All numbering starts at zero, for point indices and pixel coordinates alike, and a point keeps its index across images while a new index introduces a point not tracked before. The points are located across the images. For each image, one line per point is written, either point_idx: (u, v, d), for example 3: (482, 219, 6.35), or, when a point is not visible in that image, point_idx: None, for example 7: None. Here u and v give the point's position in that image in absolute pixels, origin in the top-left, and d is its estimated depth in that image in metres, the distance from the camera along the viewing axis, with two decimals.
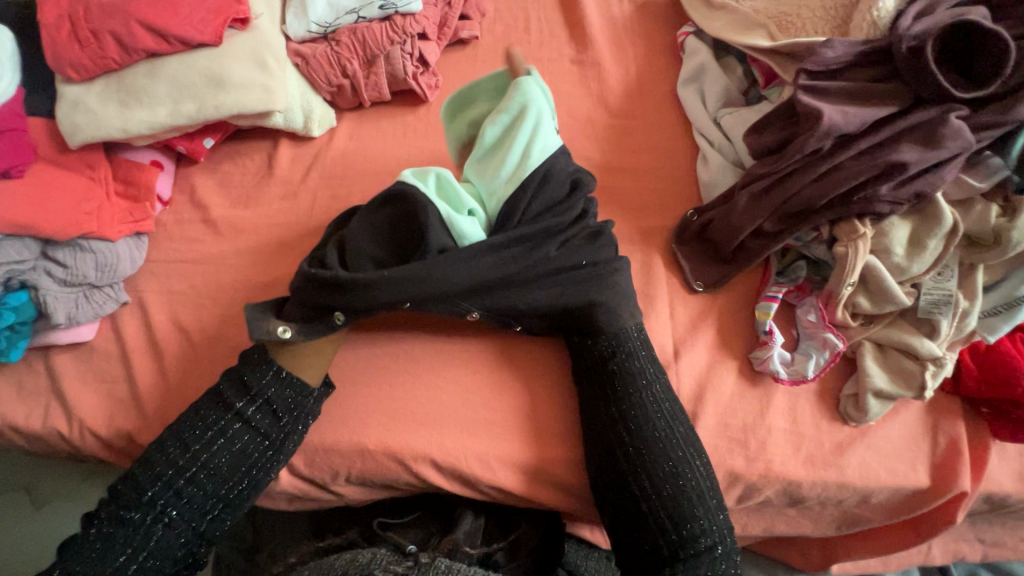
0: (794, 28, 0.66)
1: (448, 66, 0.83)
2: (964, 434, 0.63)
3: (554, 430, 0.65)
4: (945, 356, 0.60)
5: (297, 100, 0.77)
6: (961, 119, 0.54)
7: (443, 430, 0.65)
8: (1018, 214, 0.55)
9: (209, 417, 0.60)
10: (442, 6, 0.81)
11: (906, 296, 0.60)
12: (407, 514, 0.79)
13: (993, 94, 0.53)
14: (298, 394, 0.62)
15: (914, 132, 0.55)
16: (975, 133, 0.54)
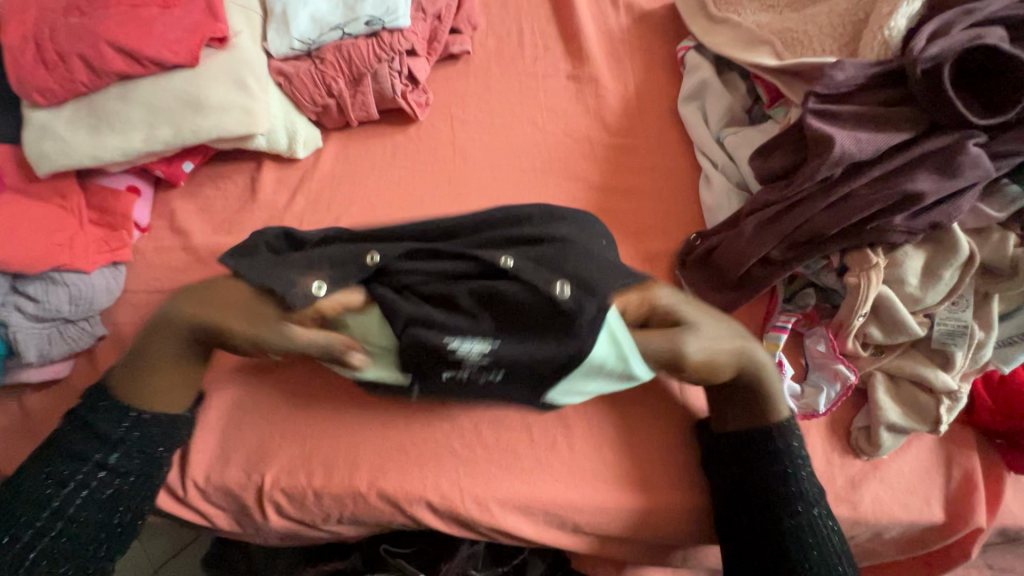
0: (801, 45, 0.63)
1: (439, 83, 0.79)
2: (979, 467, 0.61)
3: (660, 480, 0.61)
4: (959, 389, 0.58)
5: (280, 121, 0.73)
6: (979, 146, 0.51)
7: (459, 474, 0.62)
8: None
9: (65, 468, 0.54)
10: (431, 20, 0.77)
11: (919, 327, 0.58)
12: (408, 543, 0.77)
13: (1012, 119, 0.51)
14: (162, 433, 0.57)
15: (929, 159, 0.52)
16: (994, 161, 0.51)
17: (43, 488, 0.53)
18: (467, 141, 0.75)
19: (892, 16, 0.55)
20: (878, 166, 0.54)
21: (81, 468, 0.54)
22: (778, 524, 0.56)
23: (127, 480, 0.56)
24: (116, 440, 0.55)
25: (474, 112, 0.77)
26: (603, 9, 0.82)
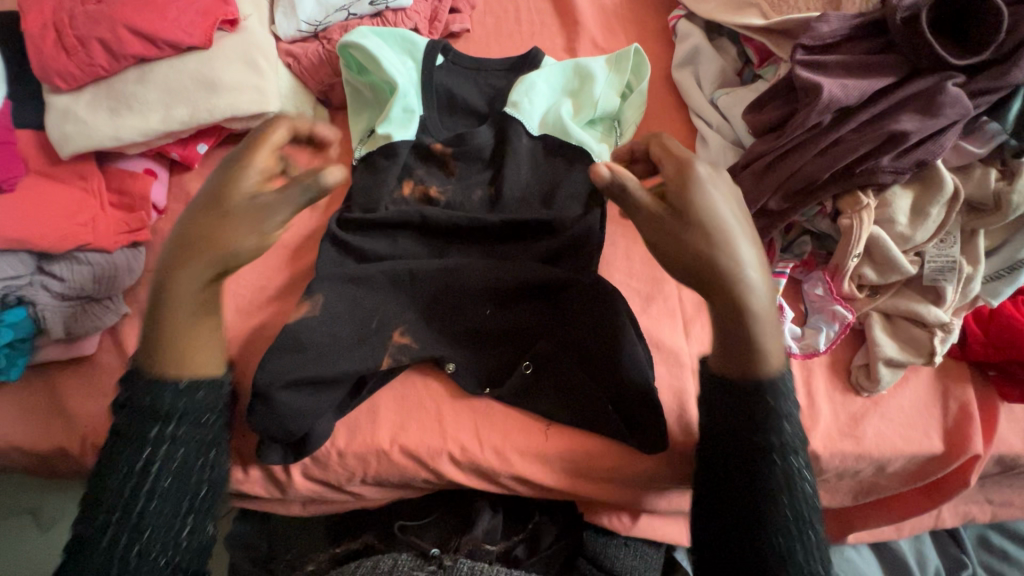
0: (786, 5, 0.66)
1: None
2: (973, 399, 0.64)
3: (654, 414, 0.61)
4: (952, 322, 0.61)
5: (290, 101, 0.76)
6: (958, 87, 0.54)
7: (477, 423, 0.65)
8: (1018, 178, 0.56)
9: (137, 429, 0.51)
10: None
11: (910, 265, 0.61)
12: (424, 517, 0.78)
13: (989, 60, 0.54)
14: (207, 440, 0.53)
15: (912, 102, 0.55)
16: (974, 99, 0.54)
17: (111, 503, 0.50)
18: (469, 115, 0.77)
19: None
20: (866, 109, 0.57)
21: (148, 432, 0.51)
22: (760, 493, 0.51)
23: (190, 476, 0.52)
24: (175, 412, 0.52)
25: None
26: None
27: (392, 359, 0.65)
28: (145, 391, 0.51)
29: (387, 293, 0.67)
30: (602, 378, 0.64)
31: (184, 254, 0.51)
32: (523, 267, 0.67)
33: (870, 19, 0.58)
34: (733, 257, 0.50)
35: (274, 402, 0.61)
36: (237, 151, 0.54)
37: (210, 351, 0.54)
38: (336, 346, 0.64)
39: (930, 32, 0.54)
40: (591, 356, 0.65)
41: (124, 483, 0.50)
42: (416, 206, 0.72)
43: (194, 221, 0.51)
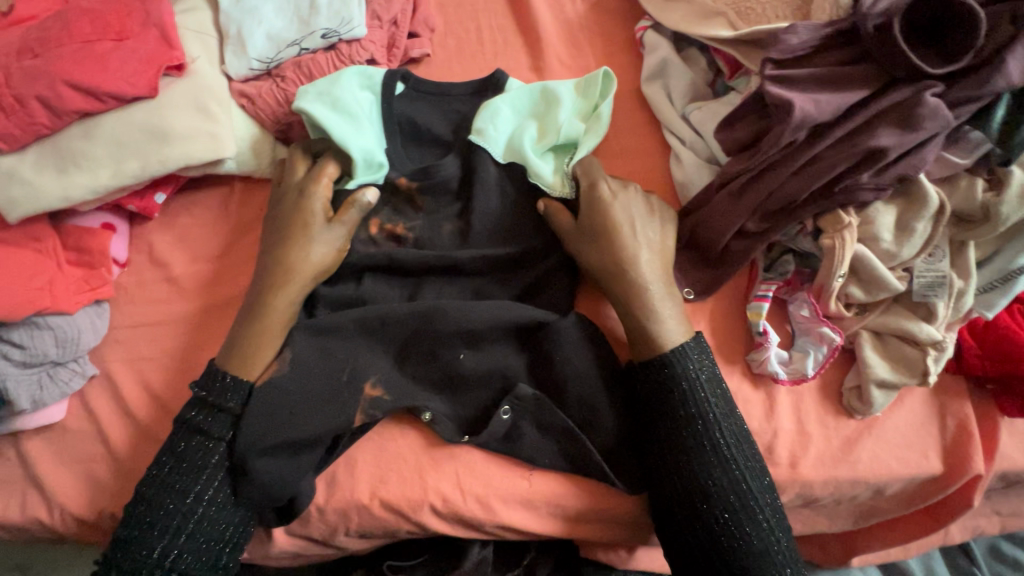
0: (754, 14, 0.63)
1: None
2: (971, 415, 0.62)
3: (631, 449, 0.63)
4: (945, 339, 0.59)
5: (249, 145, 0.73)
6: (937, 96, 0.51)
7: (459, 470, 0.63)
8: (1006, 188, 0.53)
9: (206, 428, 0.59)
10: (388, 27, 0.77)
11: (898, 282, 0.58)
12: (415, 558, 0.75)
13: (968, 67, 0.51)
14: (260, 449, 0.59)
15: (889, 115, 0.52)
16: (954, 110, 0.51)
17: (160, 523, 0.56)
18: (434, 146, 0.74)
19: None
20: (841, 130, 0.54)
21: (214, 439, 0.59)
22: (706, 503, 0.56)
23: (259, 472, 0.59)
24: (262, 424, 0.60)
25: None
26: None
27: (366, 414, 0.62)
28: (221, 387, 0.60)
29: (357, 341, 0.65)
30: (593, 427, 0.62)
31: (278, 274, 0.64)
32: (498, 309, 0.64)
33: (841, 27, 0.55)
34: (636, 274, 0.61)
35: (252, 472, 0.59)
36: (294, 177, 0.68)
37: (271, 351, 0.62)
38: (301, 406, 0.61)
39: (904, 41, 0.51)
40: (579, 398, 0.62)
41: (183, 495, 0.57)
42: (385, 246, 0.70)
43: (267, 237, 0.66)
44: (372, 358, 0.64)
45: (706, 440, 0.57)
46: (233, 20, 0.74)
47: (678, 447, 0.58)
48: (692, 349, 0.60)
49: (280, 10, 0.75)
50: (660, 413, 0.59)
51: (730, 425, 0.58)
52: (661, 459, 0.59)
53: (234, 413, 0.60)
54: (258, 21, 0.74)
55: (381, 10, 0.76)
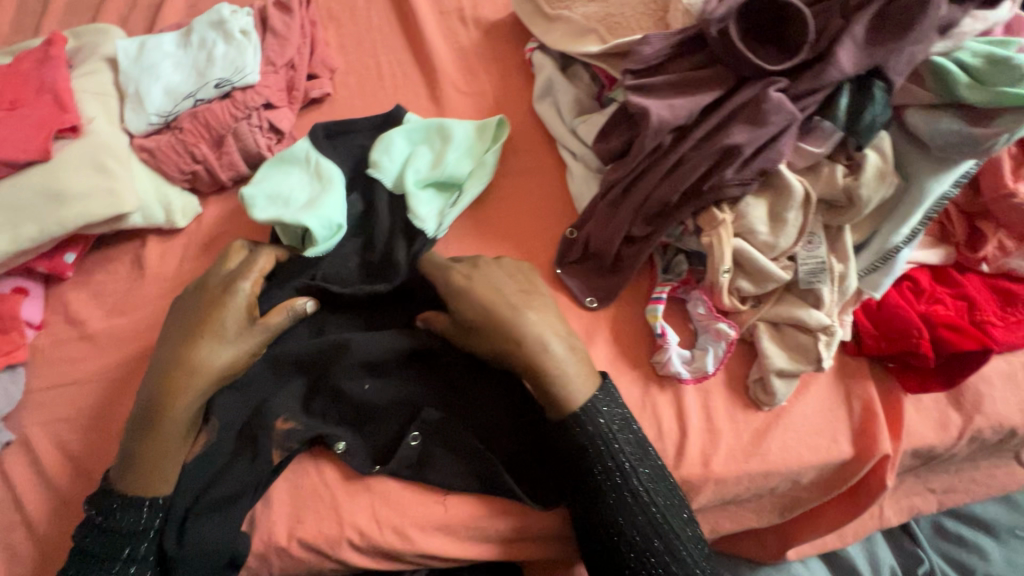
0: (620, 28, 0.66)
1: (306, 130, 0.81)
2: (876, 395, 0.62)
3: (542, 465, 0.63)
4: (835, 324, 0.60)
5: (153, 197, 0.74)
6: (782, 91, 0.53)
7: (374, 500, 0.62)
8: (862, 171, 0.54)
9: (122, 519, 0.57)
10: (285, 71, 0.79)
11: (783, 271, 0.59)
12: None
13: (805, 62, 0.53)
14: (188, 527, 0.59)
15: (741, 113, 0.54)
16: (798, 102, 0.53)
17: None
18: None
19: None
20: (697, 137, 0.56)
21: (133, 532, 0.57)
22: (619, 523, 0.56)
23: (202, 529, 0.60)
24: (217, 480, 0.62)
25: None
26: (452, 28, 0.84)
27: (282, 449, 0.62)
28: (121, 498, 0.58)
29: (271, 379, 0.65)
30: (497, 444, 0.63)
31: (173, 384, 0.60)
32: (395, 338, 0.65)
33: (689, 35, 0.57)
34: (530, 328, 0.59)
35: (183, 551, 0.59)
36: (214, 273, 0.66)
37: (177, 459, 0.60)
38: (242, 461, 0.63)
39: (742, 43, 0.53)
40: (482, 420, 0.63)
41: None
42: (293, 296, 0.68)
43: (169, 347, 0.62)
44: (284, 395, 0.64)
45: (603, 462, 0.57)
46: (131, 78, 0.76)
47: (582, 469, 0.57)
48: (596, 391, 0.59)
49: (177, 65, 0.77)
50: (563, 441, 0.58)
51: (629, 440, 0.58)
52: (569, 478, 0.59)
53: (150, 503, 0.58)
54: (155, 78, 0.76)
55: (276, 55, 0.79)
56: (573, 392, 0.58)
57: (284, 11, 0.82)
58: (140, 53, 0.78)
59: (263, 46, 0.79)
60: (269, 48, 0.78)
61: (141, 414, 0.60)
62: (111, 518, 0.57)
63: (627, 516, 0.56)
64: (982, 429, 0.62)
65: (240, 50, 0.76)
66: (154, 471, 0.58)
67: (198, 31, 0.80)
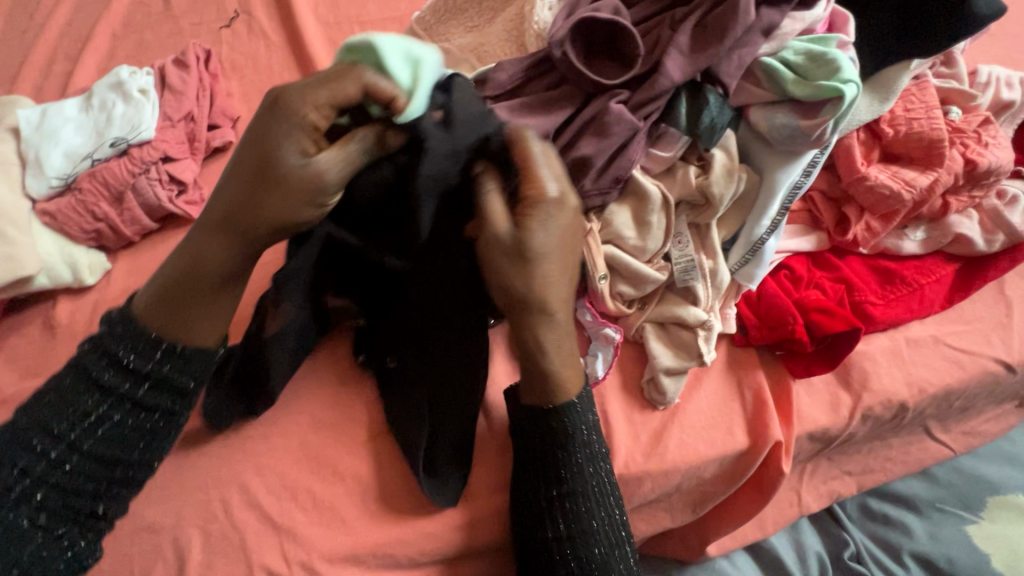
0: (487, 56, 0.71)
1: (211, 178, 0.83)
2: (766, 384, 0.64)
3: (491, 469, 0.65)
4: (711, 319, 0.62)
5: (57, 257, 0.75)
6: (624, 103, 0.56)
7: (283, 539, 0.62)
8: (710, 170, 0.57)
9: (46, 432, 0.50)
10: (185, 123, 0.81)
11: (658, 272, 0.61)
12: None
13: (639, 75, 0.57)
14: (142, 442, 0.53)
15: (589, 127, 0.57)
16: (639, 111, 0.56)
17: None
18: None
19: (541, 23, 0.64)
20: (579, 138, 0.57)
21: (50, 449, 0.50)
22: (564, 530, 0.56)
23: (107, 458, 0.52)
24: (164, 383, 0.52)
25: None
26: None
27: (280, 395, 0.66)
28: (71, 397, 0.50)
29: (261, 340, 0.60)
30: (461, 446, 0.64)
31: (216, 239, 0.51)
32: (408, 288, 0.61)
33: (540, 58, 0.60)
34: (541, 267, 0.51)
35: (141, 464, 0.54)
36: (289, 85, 0.48)
37: (217, 322, 0.53)
38: (140, 437, 0.53)
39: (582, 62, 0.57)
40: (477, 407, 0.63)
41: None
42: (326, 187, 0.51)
43: (262, 197, 0.49)
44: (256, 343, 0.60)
45: (571, 462, 0.56)
46: (32, 144, 0.78)
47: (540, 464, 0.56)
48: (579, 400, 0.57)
49: (78, 128, 0.79)
50: (536, 431, 0.57)
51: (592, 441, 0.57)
52: (526, 469, 0.58)
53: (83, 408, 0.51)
54: (55, 142, 0.77)
55: (174, 110, 0.81)
56: (559, 391, 0.56)
57: (182, 67, 0.84)
58: (43, 120, 0.80)
59: (162, 102, 0.81)
60: (167, 104, 0.81)
61: (236, 228, 0.50)
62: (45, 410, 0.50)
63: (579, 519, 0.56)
64: (872, 406, 0.63)
65: (136, 108, 0.78)
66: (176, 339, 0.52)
67: (99, 93, 0.82)
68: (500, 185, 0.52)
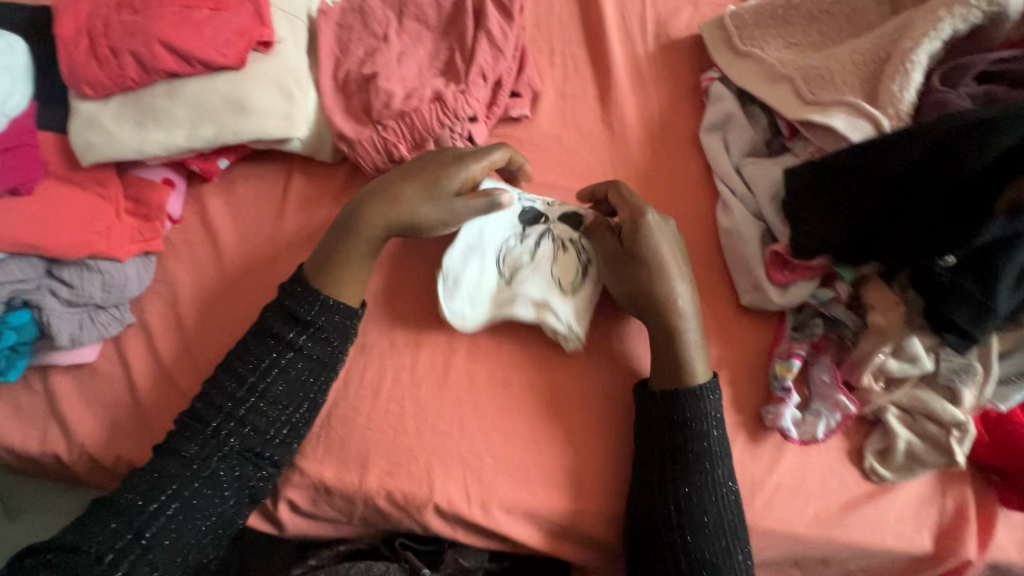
0: (820, 81, 0.66)
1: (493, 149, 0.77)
2: (973, 502, 0.63)
3: (592, 474, 0.65)
4: (969, 422, 0.60)
5: (468, 274, 0.67)
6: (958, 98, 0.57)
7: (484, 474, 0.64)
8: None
9: (265, 346, 0.63)
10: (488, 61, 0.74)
11: (928, 360, 0.60)
12: (431, 544, 0.75)
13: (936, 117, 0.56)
14: (198, 430, 0.60)
15: (911, 215, 0.54)
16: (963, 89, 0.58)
17: (205, 423, 0.61)
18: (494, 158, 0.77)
19: (908, 80, 0.59)
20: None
21: (211, 419, 0.61)
22: (679, 486, 0.60)
23: (280, 408, 0.62)
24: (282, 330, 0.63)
25: (502, 125, 0.79)
26: (631, 34, 0.84)
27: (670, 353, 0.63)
28: (266, 328, 0.64)
29: (825, 227, 0.59)
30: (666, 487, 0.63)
31: (603, 243, 0.67)
32: (898, 258, 0.56)
33: (870, 117, 0.60)
34: (658, 261, 0.63)
35: (241, 426, 0.61)
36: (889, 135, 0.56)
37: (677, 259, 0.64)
38: (286, 375, 0.63)
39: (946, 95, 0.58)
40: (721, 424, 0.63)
41: (195, 422, 0.61)
42: (826, 163, 0.59)
43: (682, 269, 0.64)
44: (271, 337, 0.63)
45: (690, 448, 0.61)
46: None
47: (668, 414, 0.62)
48: (717, 447, 0.62)
49: None
50: (662, 340, 0.63)
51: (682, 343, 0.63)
52: (636, 404, 0.65)
53: (270, 331, 0.63)
54: None
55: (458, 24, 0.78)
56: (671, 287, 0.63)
57: (501, 19, 0.76)
58: None
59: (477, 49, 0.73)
60: (482, 55, 0.73)
61: (323, 259, 0.65)
62: (241, 349, 0.63)
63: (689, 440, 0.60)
64: None
65: None
66: (653, 270, 0.63)
67: None
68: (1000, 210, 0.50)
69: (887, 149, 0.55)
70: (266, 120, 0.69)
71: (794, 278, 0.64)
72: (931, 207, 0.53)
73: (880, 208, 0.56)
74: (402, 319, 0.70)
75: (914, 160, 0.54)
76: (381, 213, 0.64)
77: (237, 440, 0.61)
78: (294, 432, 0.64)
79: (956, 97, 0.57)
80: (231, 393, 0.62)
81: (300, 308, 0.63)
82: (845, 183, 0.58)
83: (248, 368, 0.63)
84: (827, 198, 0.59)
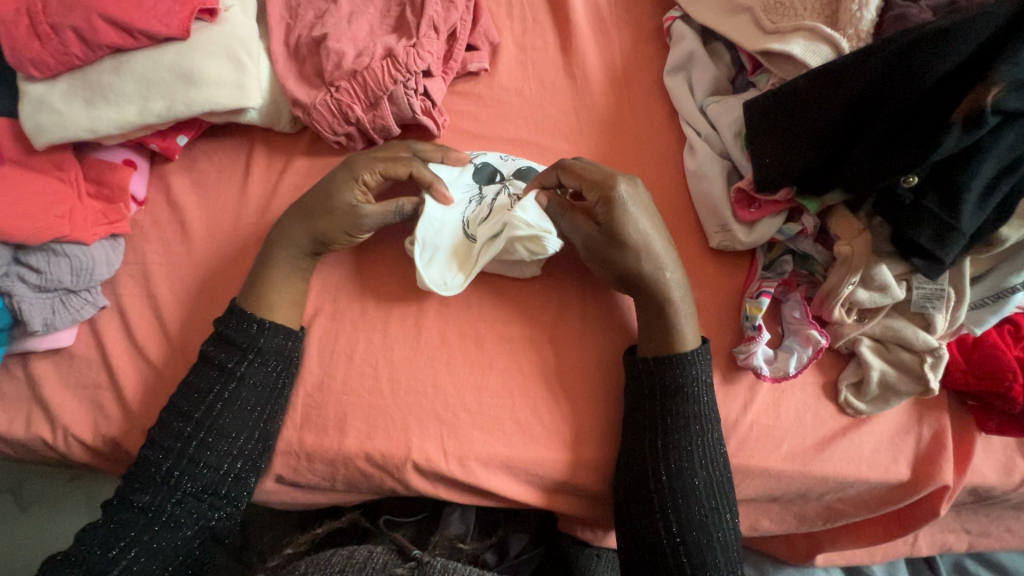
0: (780, 8, 0.64)
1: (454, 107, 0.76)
2: (947, 427, 0.64)
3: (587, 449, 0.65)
4: (941, 346, 0.61)
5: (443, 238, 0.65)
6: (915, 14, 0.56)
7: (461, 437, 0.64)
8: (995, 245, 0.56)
9: (213, 374, 0.62)
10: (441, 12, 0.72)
11: (899, 288, 0.59)
12: (417, 513, 0.78)
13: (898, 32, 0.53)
14: (162, 457, 0.60)
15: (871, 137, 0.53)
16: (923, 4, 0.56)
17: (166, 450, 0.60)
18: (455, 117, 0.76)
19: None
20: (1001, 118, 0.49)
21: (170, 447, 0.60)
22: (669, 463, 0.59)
23: (241, 426, 0.62)
24: (253, 348, 0.63)
25: (461, 83, 0.77)
26: None
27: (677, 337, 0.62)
28: (215, 346, 0.64)
29: (787, 155, 0.58)
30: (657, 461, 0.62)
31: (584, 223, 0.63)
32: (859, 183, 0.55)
33: (830, 42, 0.59)
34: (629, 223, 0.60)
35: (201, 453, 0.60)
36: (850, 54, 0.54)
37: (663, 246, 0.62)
38: (239, 396, 0.62)
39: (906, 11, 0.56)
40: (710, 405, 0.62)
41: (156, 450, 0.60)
42: (788, 88, 0.57)
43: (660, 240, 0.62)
44: (218, 368, 0.63)
45: (680, 420, 0.60)
46: None
47: (656, 391, 0.61)
48: (709, 424, 0.61)
49: None
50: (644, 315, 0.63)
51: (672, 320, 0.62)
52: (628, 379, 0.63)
53: (212, 358, 0.63)
54: None
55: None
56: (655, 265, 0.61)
57: None
58: None
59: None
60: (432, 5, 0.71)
61: (260, 261, 0.66)
62: (192, 375, 0.63)
63: (673, 416, 0.60)
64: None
65: None
66: (627, 258, 0.61)
67: None
68: (961, 125, 0.48)
69: (848, 68, 0.53)
70: (221, 92, 0.69)
71: (762, 215, 0.63)
72: (890, 125, 0.51)
73: (841, 131, 0.55)
74: (371, 286, 0.70)
75: (874, 77, 0.51)
76: (302, 219, 0.66)
77: (205, 469, 0.60)
78: (268, 445, 0.64)
79: (916, 11, 0.56)
80: (185, 423, 0.61)
81: (238, 331, 0.63)
82: (806, 106, 0.56)
83: (199, 396, 0.62)
84: (789, 125, 0.57)
